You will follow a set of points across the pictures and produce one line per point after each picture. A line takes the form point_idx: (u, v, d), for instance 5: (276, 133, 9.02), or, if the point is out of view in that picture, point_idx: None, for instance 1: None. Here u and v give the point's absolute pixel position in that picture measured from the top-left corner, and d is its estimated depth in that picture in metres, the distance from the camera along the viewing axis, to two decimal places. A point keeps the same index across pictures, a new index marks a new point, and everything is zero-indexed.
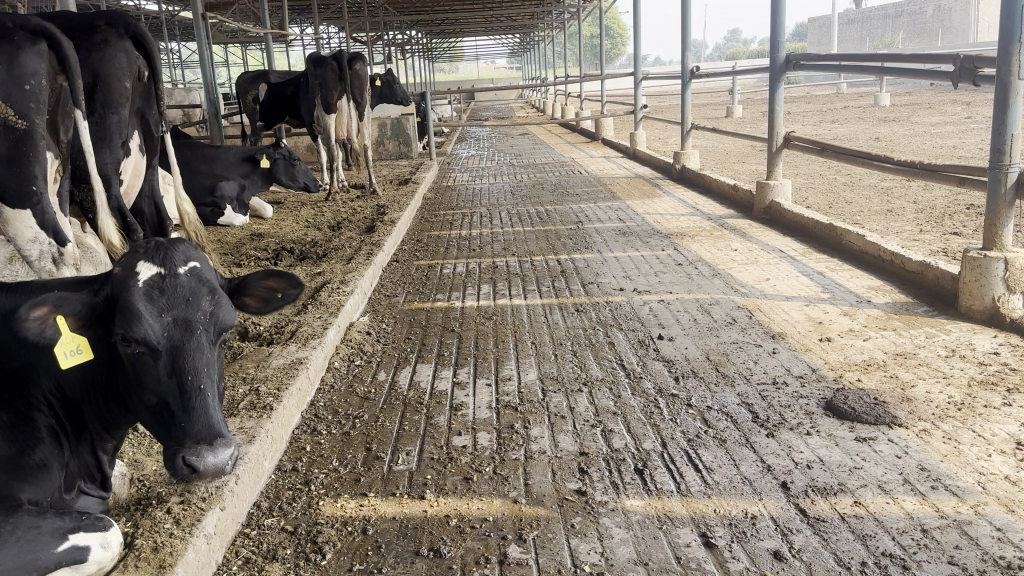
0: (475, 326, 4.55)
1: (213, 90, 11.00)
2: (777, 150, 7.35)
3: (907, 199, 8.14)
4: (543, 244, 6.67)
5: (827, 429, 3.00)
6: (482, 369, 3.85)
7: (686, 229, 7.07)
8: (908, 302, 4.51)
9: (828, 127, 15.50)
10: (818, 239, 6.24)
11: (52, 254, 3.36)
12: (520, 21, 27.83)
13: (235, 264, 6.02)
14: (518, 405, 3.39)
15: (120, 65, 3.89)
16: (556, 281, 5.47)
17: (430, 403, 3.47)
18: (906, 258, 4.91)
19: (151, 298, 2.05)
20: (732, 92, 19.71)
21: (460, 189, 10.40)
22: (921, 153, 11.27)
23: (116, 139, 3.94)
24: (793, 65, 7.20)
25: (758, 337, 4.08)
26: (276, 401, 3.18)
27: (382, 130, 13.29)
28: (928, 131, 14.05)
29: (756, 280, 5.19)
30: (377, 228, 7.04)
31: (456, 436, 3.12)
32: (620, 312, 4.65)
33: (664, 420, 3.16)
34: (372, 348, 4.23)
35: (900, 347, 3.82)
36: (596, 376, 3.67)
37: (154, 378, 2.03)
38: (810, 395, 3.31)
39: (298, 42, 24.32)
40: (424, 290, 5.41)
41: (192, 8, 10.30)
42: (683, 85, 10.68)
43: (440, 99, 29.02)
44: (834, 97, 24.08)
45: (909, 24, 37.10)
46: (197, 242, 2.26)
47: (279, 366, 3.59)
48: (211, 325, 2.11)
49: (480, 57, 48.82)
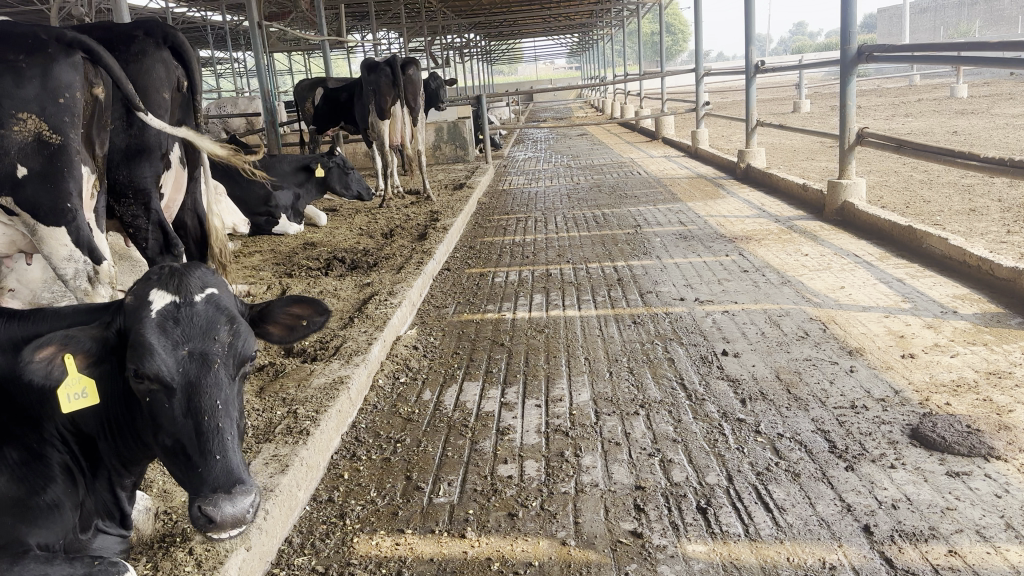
0: (526, 340, 4.33)
1: (270, 99, 11.07)
2: (849, 147, 6.93)
3: (991, 197, 7.63)
4: (600, 250, 6.41)
5: (914, 461, 2.70)
6: (532, 388, 3.62)
7: (752, 232, 6.73)
8: (1000, 313, 4.12)
9: (900, 121, 14.83)
10: (896, 242, 5.83)
11: (87, 272, 3.28)
12: (579, 20, 27.46)
13: (286, 274, 5.94)
14: (570, 429, 3.16)
15: (158, 75, 3.81)
16: (612, 290, 5.21)
17: (476, 426, 3.26)
18: (995, 263, 4.52)
19: (165, 330, 1.87)
20: (798, 86, 19.03)
21: (515, 194, 10.21)
22: (1003, 147, 10.61)
23: (156, 151, 3.84)
24: (866, 57, 6.78)
25: (834, 353, 3.76)
26: (314, 425, 3.02)
27: (438, 135, 13.22)
28: (1010, 123, 13.28)
29: (829, 288, 4.86)
30: (429, 235, 6.89)
31: (502, 464, 2.91)
32: (680, 325, 4.38)
33: (729, 449, 2.88)
34: (419, 364, 4.05)
35: (992, 365, 3.46)
36: (654, 398, 3.40)
37: (170, 418, 1.84)
38: (894, 422, 2.99)
39: (359, 48, 24.60)
40: (475, 300, 5.22)
41: (249, 17, 10.36)
42: (748, 80, 10.23)
43: (499, 100, 28.90)
44: (906, 90, 23.23)
45: (987, 12, 35.36)
46: (216, 268, 2.09)
47: (320, 385, 3.43)
48: (230, 358, 1.92)
49: (538, 58, 48.63)
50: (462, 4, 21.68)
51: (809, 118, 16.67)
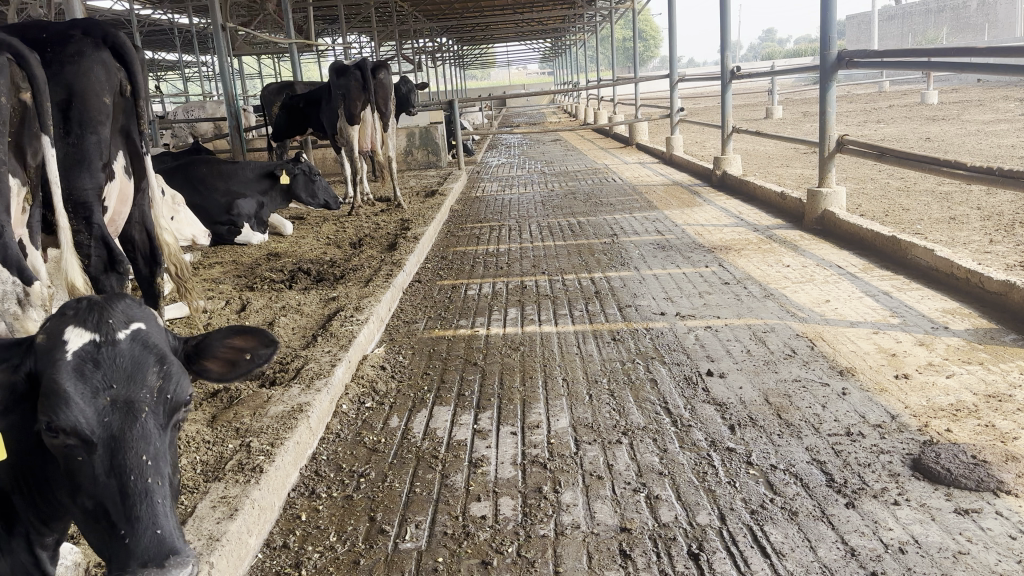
0: (500, 359, 4.09)
1: (236, 103, 10.75)
2: (829, 155, 6.79)
3: (970, 205, 7.53)
4: (576, 261, 6.20)
5: (918, 496, 2.51)
6: (507, 414, 3.39)
7: (731, 242, 6.56)
8: (993, 329, 3.96)
9: (873, 128, 14.84)
10: (879, 253, 5.69)
11: (17, 295, 2.78)
12: (552, 25, 27.34)
13: (248, 287, 5.65)
14: (548, 460, 2.93)
15: (98, 79, 3.55)
16: (590, 303, 5.00)
17: (447, 458, 3.02)
18: (985, 276, 4.38)
19: (83, 375, 1.66)
20: (770, 92, 18.99)
21: (488, 200, 9.99)
22: (977, 154, 10.58)
23: (96, 161, 3.57)
24: (846, 63, 6.64)
25: (824, 373, 3.57)
26: (268, 461, 2.76)
27: (409, 140, 12.97)
28: (982, 130, 13.32)
29: (814, 302, 4.68)
30: (400, 245, 6.63)
31: (475, 503, 2.67)
32: (662, 342, 4.17)
33: (720, 484, 2.67)
34: (385, 387, 3.79)
35: (991, 387, 3.29)
36: (637, 424, 3.19)
37: (90, 479, 1.64)
38: (892, 451, 2.81)
39: (330, 51, 24.24)
40: (446, 315, 4.98)
41: (213, 18, 10.04)
42: (725, 87, 10.08)
43: (472, 106, 28.71)
44: (877, 96, 23.40)
45: (953, 19, 35.77)
46: (143, 297, 1.89)
47: (277, 414, 3.17)
48: (160, 405, 1.73)
49: (510, 63, 48.52)
50: (434, 7, 21.44)
51: (783, 124, 16.66)
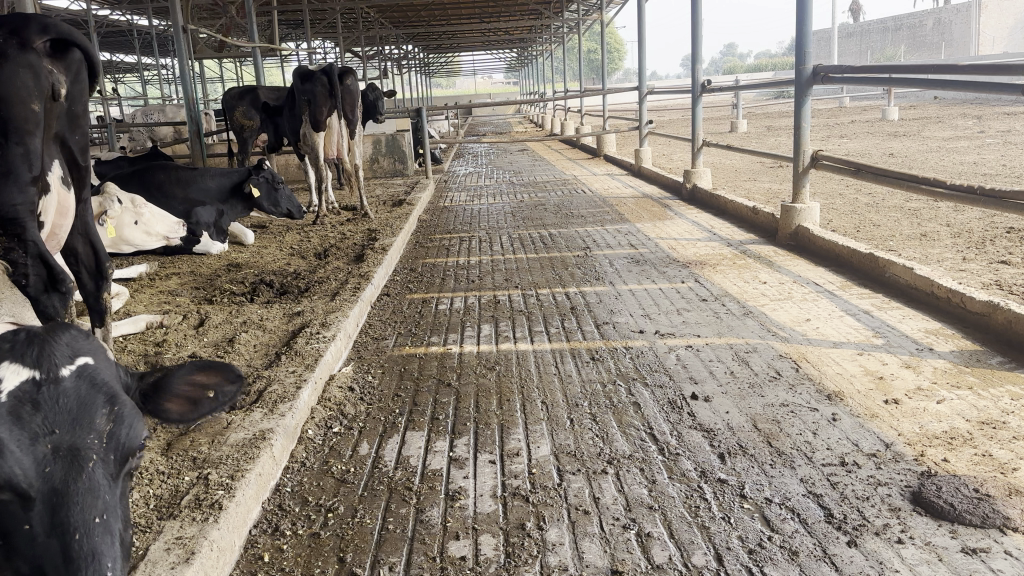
0: (475, 380, 3.90)
1: (196, 108, 10.41)
2: (803, 171, 6.74)
3: (940, 221, 7.54)
4: (548, 274, 6.04)
5: (922, 534, 2.38)
6: (485, 440, 3.21)
7: (706, 257, 6.47)
8: (979, 351, 3.88)
9: (836, 142, 14.97)
10: (856, 270, 5.63)
11: None
12: (519, 34, 27.22)
13: (207, 300, 5.40)
14: (530, 493, 2.75)
15: (23, 83, 3.33)
16: (566, 320, 4.85)
17: (422, 490, 2.82)
18: (967, 296, 4.31)
19: (22, 419, 1.60)
20: (735, 105, 19.02)
21: (457, 210, 9.81)
22: (941, 170, 10.68)
23: (22, 173, 3.35)
24: (820, 78, 6.58)
25: (812, 398, 3.45)
26: (228, 496, 2.54)
27: (376, 148, 12.74)
28: (943, 146, 13.48)
29: (795, 321, 4.58)
30: (367, 256, 6.42)
31: (454, 542, 2.48)
32: (642, 362, 4.02)
33: (713, 519, 2.52)
34: (354, 410, 3.58)
35: (983, 413, 3.19)
36: (623, 452, 3.03)
37: (27, 540, 1.52)
38: (890, 483, 2.68)
39: (294, 54, 23.82)
40: (417, 331, 4.78)
41: (173, 20, 9.68)
42: (695, 99, 10.02)
43: (437, 115, 28.41)
44: (837, 111, 23.72)
45: (909, 37, 36.55)
46: (89, 334, 1.88)
47: (238, 442, 2.95)
48: (110, 452, 1.66)
49: (476, 72, 48.42)
50: (400, 14, 21.17)
51: (750, 138, 16.71)
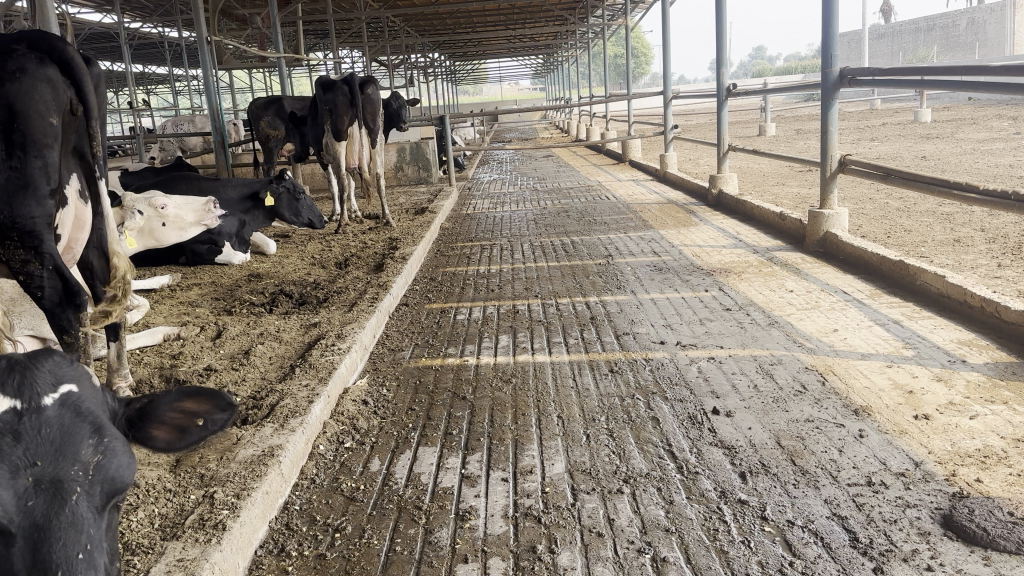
0: (490, 393, 3.82)
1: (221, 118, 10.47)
2: (832, 175, 6.58)
3: (974, 226, 7.33)
4: (570, 283, 5.95)
5: (953, 560, 2.26)
6: (498, 456, 3.13)
7: (731, 265, 6.33)
8: (1014, 363, 3.73)
9: (867, 145, 14.70)
10: (886, 278, 5.47)
11: None
12: (544, 41, 27.16)
13: (226, 311, 5.39)
14: (542, 513, 2.66)
15: (42, 98, 3.32)
16: (586, 330, 4.75)
17: (432, 509, 2.75)
18: (1001, 306, 4.15)
19: (4, 453, 1.61)
20: (764, 108, 18.77)
21: (480, 218, 9.76)
22: (975, 172, 10.41)
23: (42, 187, 3.32)
24: (848, 80, 6.43)
25: (838, 413, 3.33)
26: (232, 516, 2.49)
27: (400, 156, 12.74)
28: (978, 148, 13.16)
29: (822, 331, 4.45)
30: (386, 265, 6.38)
31: (461, 565, 2.41)
32: (663, 375, 3.92)
33: (732, 543, 2.42)
34: (367, 425, 3.52)
35: (1018, 429, 3.05)
36: (640, 470, 2.93)
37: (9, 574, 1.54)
38: (920, 505, 2.56)
39: (322, 63, 23.97)
40: (434, 342, 4.72)
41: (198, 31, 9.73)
42: (721, 103, 9.87)
43: (463, 122, 28.43)
44: (869, 114, 23.31)
45: (942, 38, 35.90)
46: (75, 358, 1.88)
47: (246, 459, 2.90)
48: (95, 484, 1.68)
49: (502, 79, 48.42)
50: (425, 22, 21.21)
51: (778, 142, 16.47)
